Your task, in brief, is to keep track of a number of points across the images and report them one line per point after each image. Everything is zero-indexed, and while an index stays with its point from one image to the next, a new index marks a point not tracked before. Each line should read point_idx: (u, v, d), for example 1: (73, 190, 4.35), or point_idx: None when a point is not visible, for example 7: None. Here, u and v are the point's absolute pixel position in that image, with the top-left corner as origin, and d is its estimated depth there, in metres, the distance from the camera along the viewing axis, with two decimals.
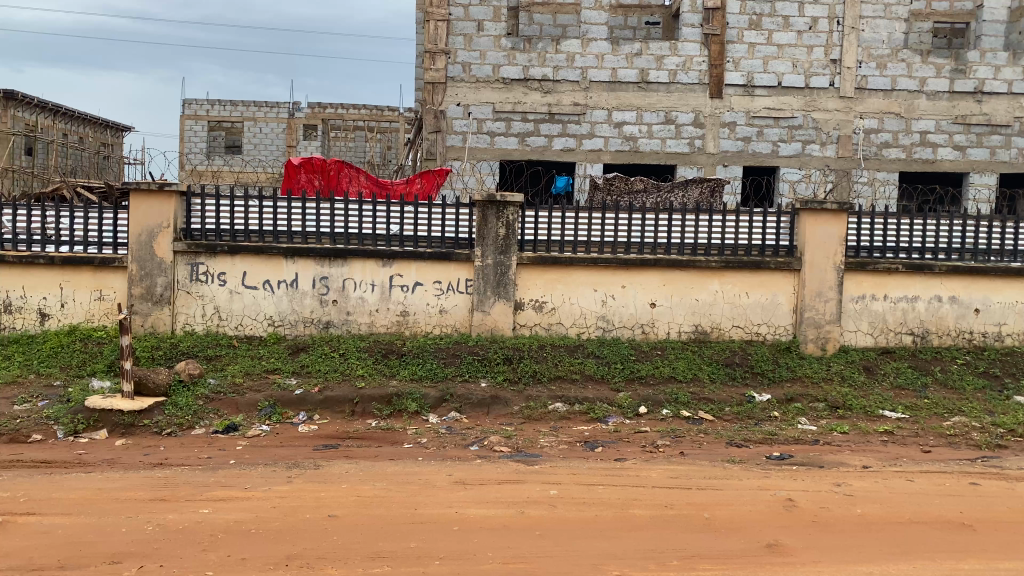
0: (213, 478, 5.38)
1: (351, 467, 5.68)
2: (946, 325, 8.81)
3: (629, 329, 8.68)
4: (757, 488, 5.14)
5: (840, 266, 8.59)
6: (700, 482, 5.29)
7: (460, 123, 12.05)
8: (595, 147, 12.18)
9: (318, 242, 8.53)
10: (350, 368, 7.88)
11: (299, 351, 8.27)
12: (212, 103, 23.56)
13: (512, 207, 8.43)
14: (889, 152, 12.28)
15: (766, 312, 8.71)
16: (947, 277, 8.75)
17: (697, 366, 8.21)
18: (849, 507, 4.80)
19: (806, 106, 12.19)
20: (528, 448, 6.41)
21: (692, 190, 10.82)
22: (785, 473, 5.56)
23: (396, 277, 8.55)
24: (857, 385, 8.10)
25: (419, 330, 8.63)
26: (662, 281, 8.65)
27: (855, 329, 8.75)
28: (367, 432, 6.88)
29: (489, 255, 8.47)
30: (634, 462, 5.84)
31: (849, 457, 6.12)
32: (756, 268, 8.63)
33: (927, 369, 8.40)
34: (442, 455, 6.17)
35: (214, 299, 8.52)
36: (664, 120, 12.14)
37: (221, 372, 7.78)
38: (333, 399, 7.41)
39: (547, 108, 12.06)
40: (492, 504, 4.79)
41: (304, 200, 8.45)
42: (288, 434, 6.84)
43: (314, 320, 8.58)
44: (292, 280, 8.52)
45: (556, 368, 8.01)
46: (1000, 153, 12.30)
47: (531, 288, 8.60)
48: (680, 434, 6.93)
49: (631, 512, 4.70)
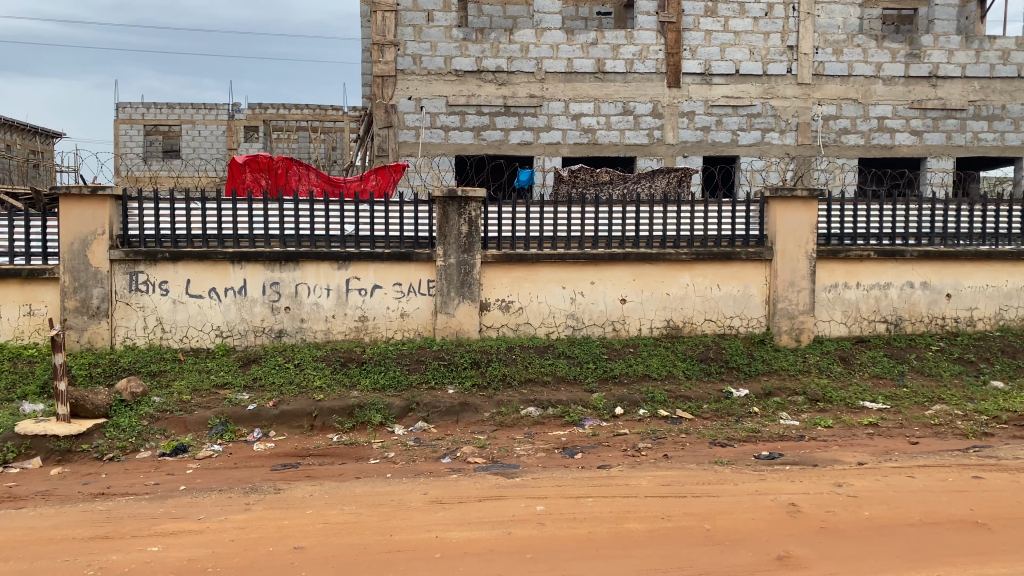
0: (161, 510, 4.85)
1: (315, 489, 5.21)
2: (919, 311, 8.66)
3: (599, 327, 8.36)
4: (755, 493, 4.82)
5: (812, 254, 8.36)
6: (694, 488, 4.94)
7: (412, 117, 11.58)
8: (553, 139, 11.82)
9: (267, 245, 7.99)
10: (307, 380, 7.38)
11: (250, 363, 7.73)
12: (148, 105, 22.59)
13: (474, 202, 8.02)
14: (848, 138, 12.18)
15: (739, 304, 8.45)
16: (918, 262, 8.60)
17: (671, 362, 7.91)
18: (856, 510, 4.51)
19: (764, 93, 12.00)
20: (503, 458, 6.01)
21: (659, 181, 10.66)
22: (781, 474, 5.25)
23: (352, 281, 8.06)
24: (835, 376, 7.88)
25: (379, 336, 8.16)
26: (633, 276, 8.33)
27: (828, 319, 8.54)
28: (329, 448, 6.41)
29: (451, 254, 8.03)
30: (620, 470, 5.47)
31: (841, 454, 5.85)
32: (727, 259, 8.36)
33: (902, 357, 8.23)
34: (412, 470, 5.72)
35: (156, 310, 7.93)
36: (622, 111, 11.85)
37: (166, 390, 7.21)
38: (289, 413, 6.90)
39: (502, 101, 11.65)
40: (476, 525, 4.38)
41: (250, 201, 7.91)
42: (243, 454, 6.33)
43: (265, 329, 8.05)
44: (240, 287, 7.97)
45: (527, 370, 7.62)
46: (956, 137, 12.24)
47: (497, 288, 8.20)
48: (662, 435, 6.60)
49: (627, 527, 4.33)
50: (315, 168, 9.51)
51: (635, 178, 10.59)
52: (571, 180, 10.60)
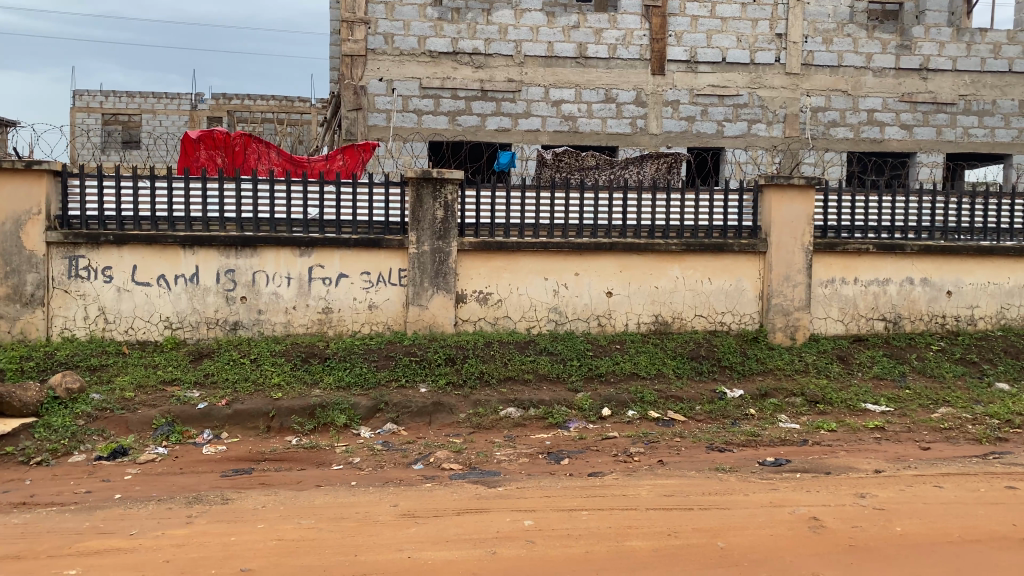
0: (87, 523, 4.17)
1: (269, 499, 4.56)
2: (918, 309, 8.21)
3: (583, 322, 7.80)
4: (769, 505, 4.26)
5: (809, 247, 7.86)
6: (699, 499, 4.38)
7: (383, 100, 10.92)
8: (532, 127, 11.23)
9: (223, 229, 7.31)
10: (264, 377, 6.71)
11: (202, 358, 7.03)
12: (106, 93, 21.48)
13: (450, 184, 7.42)
14: (837, 131, 11.74)
15: (731, 299, 7.93)
16: (919, 257, 8.15)
17: (660, 361, 7.36)
18: (886, 525, 3.98)
19: (751, 83, 11.54)
20: (482, 464, 5.40)
21: (647, 167, 10.16)
22: (795, 484, 4.70)
23: (316, 269, 7.41)
24: (833, 376, 7.39)
25: (344, 330, 7.52)
26: (619, 267, 7.77)
27: (824, 316, 8.05)
28: (288, 452, 5.76)
29: (425, 241, 7.41)
30: (614, 478, 4.89)
31: (854, 461, 5.33)
32: (719, 251, 7.84)
33: (902, 357, 7.78)
34: (381, 477, 5.10)
35: (98, 299, 7.21)
36: (604, 99, 11.31)
37: (107, 386, 6.50)
38: (244, 413, 6.25)
39: (479, 85, 11.06)
40: (454, 543, 3.77)
41: (205, 179, 7.22)
42: (189, 458, 5.66)
43: (219, 321, 7.36)
44: (192, 274, 7.28)
45: (506, 368, 7.03)
46: (947, 132, 11.87)
47: (474, 279, 7.60)
48: (654, 439, 6.06)
49: (630, 545, 3.75)
50: (276, 146, 8.83)
51: (622, 163, 10.10)
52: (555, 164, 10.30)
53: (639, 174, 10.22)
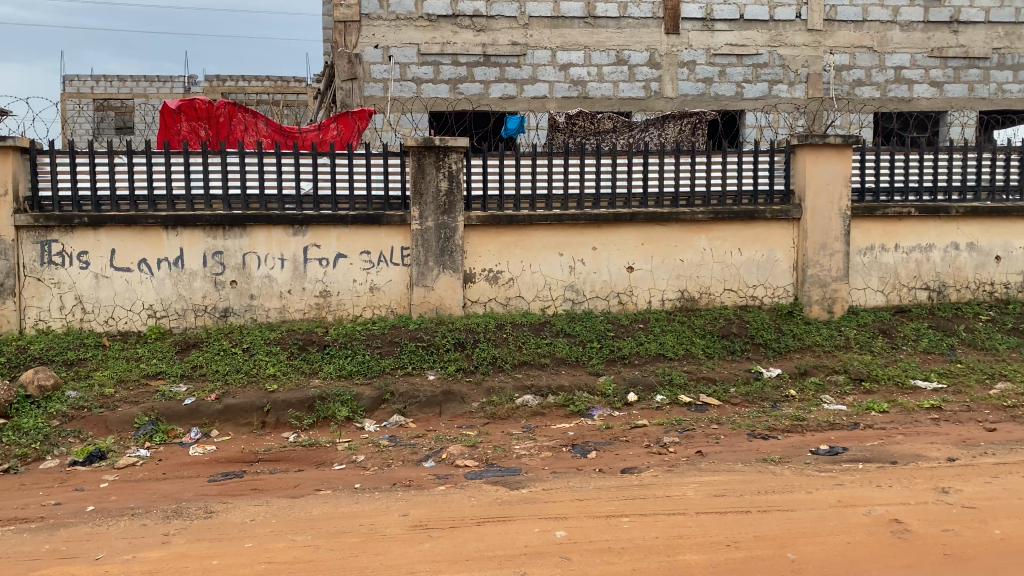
0: (48, 546, 3.59)
1: (261, 509, 3.98)
2: (964, 276, 7.59)
3: (603, 300, 7.20)
4: (839, 505, 3.66)
5: (847, 212, 7.22)
6: (756, 499, 3.79)
7: (378, 68, 10.26)
8: (539, 93, 10.58)
9: (209, 207, 6.69)
10: (258, 368, 6.12)
11: (189, 349, 6.45)
12: (97, 78, 20.20)
13: (455, 153, 6.78)
14: (862, 91, 11.07)
15: (763, 271, 7.32)
16: (965, 220, 7.51)
17: (688, 340, 6.76)
18: (983, 528, 3.38)
19: (771, 40, 10.85)
20: (500, 461, 4.82)
21: (669, 129, 10.07)
22: (862, 478, 4.09)
23: (311, 249, 6.80)
24: (878, 352, 6.79)
25: (344, 314, 6.92)
26: (641, 239, 7.15)
27: (864, 287, 7.43)
28: (284, 451, 5.17)
29: (428, 216, 6.80)
30: (653, 474, 4.29)
31: (921, 448, 4.72)
32: (749, 219, 7.21)
33: (950, 329, 7.16)
34: (387, 479, 4.52)
35: (74, 287, 6.62)
36: (616, 61, 10.65)
37: (85, 382, 5.92)
38: (235, 408, 5.67)
39: (481, 49, 10.39)
40: (476, 563, 3.18)
41: (187, 153, 6.59)
42: (174, 460, 5.08)
43: (207, 308, 6.77)
44: (176, 257, 6.68)
45: (521, 352, 6.45)
46: (979, 88, 11.22)
47: (483, 256, 6.98)
48: (688, 427, 5.47)
49: (684, 560, 3.16)
50: (263, 115, 8.25)
51: (641, 126, 10.06)
52: (569, 127, 10.34)
53: (659, 135, 10.08)
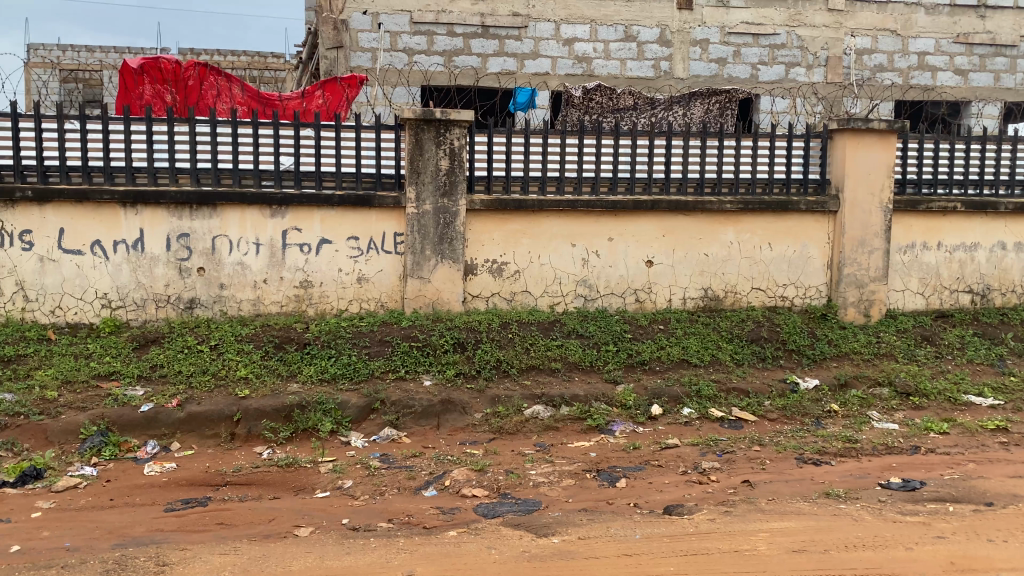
0: None
1: (229, 559, 3.18)
2: (1010, 279, 6.96)
3: (618, 298, 6.45)
4: (954, 569, 2.95)
5: (889, 205, 6.52)
6: (846, 556, 3.06)
7: (367, 37, 9.38)
8: (541, 69, 9.79)
9: (174, 182, 5.83)
10: (228, 369, 5.29)
11: (148, 345, 5.60)
12: (64, 48, 19.05)
13: (457, 128, 5.97)
14: (883, 76, 10.42)
15: (794, 269, 6.61)
16: (1013, 217, 6.87)
17: (714, 344, 6.03)
18: None
19: (790, 20, 10.16)
20: (515, 491, 4.05)
21: (696, 108, 9.62)
22: (963, 527, 3.38)
23: (291, 234, 5.97)
24: (923, 362, 6.11)
25: (327, 308, 6.11)
26: (662, 230, 6.41)
27: (902, 288, 6.76)
28: (258, 472, 4.37)
29: (426, 198, 5.99)
30: (707, 516, 3.54)
31: (1012, 484, 4.02)
32: (782, 210, 6.49)
33: (997, 337, 6.51)
34: (383, 514, 3.74)
35: (15, 271, 5.75)
36: (624, 37, 9.89)
37: (23, 383, 5.06)
38: (200, 417, 4.85)
39: (479, 19, 9.57)
40: None
41: (149, 120, 5.71)
42: (125, 482, 4.25)
43: (170, 298, 5.93)
44: (135, 240, 5.83)
45: (528, 355, 5.68)
46: (1005, 78, 10.66)
47: (486, 246, 6.20)
48: (727, 448, 4.74)
49: None
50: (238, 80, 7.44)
51: (663, 104, 9.49)
52: (585, 103, 9.52)
53: (683, 114, 9.60)
